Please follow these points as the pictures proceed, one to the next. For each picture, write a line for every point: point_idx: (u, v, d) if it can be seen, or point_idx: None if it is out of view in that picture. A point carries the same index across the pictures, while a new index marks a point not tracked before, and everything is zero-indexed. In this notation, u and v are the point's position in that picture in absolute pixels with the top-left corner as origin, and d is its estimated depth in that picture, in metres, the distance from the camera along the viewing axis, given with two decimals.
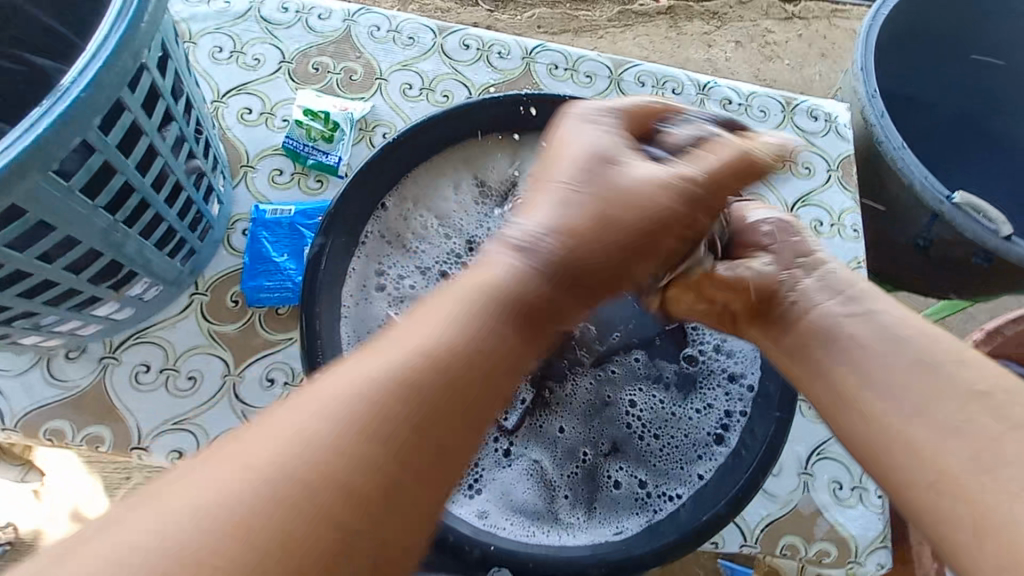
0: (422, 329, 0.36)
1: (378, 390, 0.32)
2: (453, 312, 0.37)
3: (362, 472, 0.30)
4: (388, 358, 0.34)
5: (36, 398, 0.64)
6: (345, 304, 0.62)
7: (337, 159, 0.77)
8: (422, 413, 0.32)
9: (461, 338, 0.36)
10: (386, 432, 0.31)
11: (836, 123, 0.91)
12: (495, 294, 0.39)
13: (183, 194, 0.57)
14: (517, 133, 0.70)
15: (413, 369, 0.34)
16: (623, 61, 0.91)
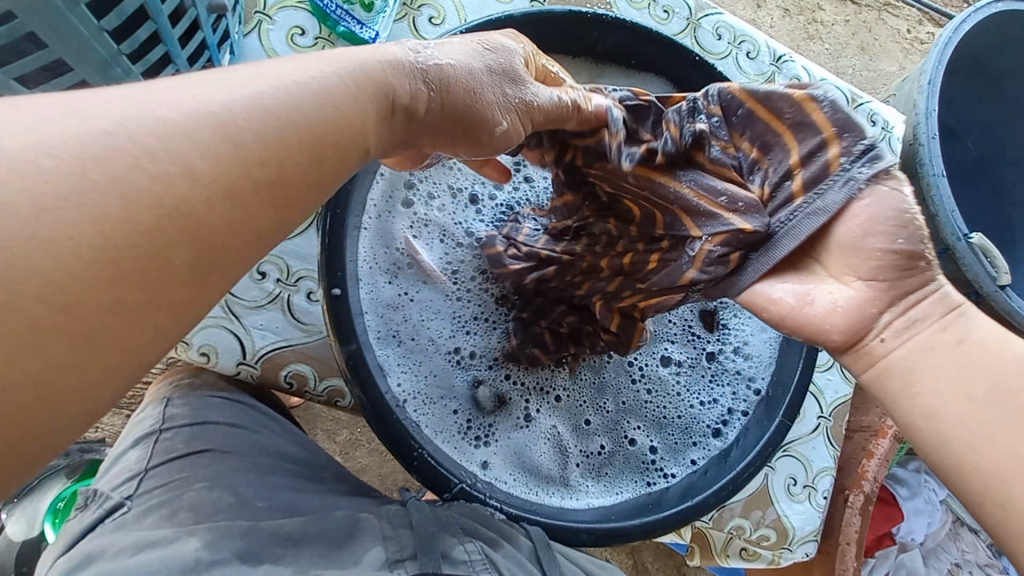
0: (316, 69, 0.32)
1: (227, 131, 0.28)
2: (336, 75, 0.33)
3: (128, 233, 0.25)
4: (265, 77, 0.30)
5: None
6: (367, 216, 0.56)
7: (373, 34, 0.65)
8: (232, 195, 0.28)
9: (333, 95, 0.32)
10: (206, 193, 0.27)
11: (891, 135, 0.88)
12: (375, 78, 0.35)
13: (199, 35, 0.46)
14: (596, 58, 0.63)
15: (249, 121, 0.29)
16: (703, 6, 0.82)
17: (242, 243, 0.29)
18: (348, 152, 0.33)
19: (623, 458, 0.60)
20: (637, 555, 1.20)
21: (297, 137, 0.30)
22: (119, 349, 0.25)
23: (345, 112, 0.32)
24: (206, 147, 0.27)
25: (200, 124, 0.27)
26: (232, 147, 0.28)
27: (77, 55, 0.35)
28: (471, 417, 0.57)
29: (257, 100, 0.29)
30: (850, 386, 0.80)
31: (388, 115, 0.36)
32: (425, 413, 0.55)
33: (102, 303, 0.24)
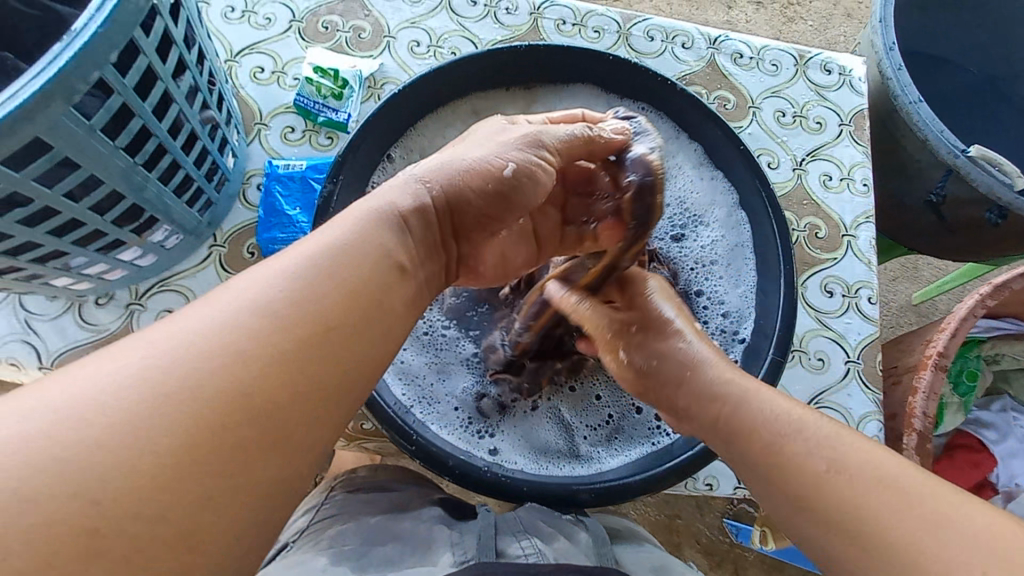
0: (306, 260, 0.38)
1: (242, 333, 0.33)
2: (357, 236, 0.41)
3: (192, 395, 0.31)
4: (292, 270, 0.37)
5: (70, 340, 0.69)
6: None
7: (346, 115, 0.80)
8: (257, 380, 0.33)
9: (334, 262, 0.39)
10: (242, 385, 0.32)
11: (851, 77, 0.90)
12: (374, 229, 0.42)
13: (199, 143, 0.60)
14: (526, 83, 0.72)
15: (273, 320, 0.35)
16: (631, 16, 0.90)
17: (293, 389, 0.34)
18: (349, 316, 0.38)
19: (629, 423, 0.62)
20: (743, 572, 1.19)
21: (298, 312, 0.36)
22: (223, 470, 0.31)
23: (343, 288, 0.38)
24: (245, 360, 0.33)
25: (231, 339, 0.33)
26: (268, 355, 0.34)
27: (103, 169, 0.47)
28: (474, 412, 0.62)
29: (249, 312, 0.34)
30: (874, 324, 0.78)
31: (400, 251, 0.43)
32: (429, 411, 0.60)
33: (203, 447, 0.30)
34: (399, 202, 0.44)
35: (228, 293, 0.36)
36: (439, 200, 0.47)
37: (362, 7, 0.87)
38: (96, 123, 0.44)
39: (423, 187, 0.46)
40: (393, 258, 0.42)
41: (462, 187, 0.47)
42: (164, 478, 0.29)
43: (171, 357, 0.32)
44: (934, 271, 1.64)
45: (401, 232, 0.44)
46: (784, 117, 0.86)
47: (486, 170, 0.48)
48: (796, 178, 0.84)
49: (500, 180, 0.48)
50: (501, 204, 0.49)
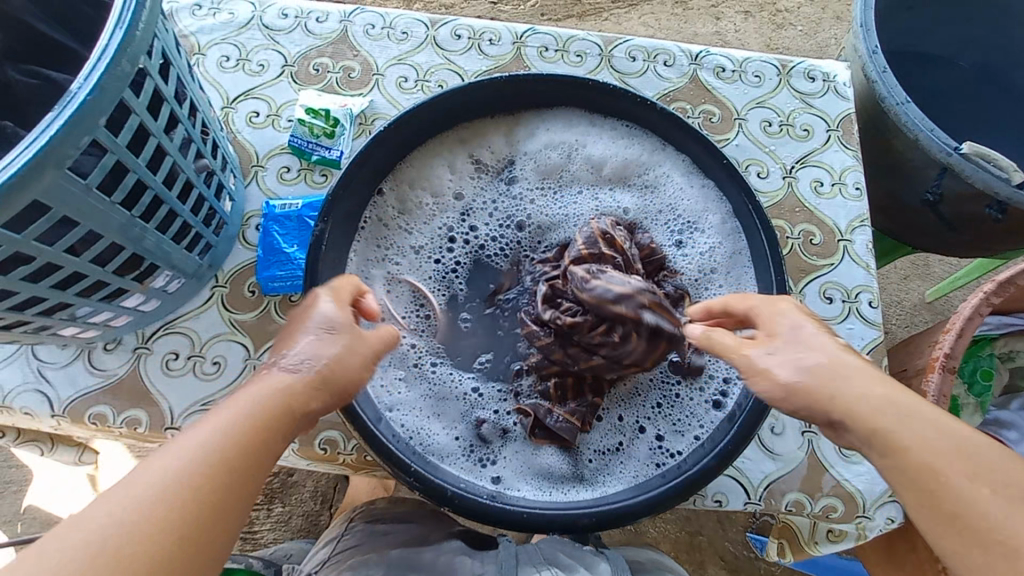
0: (197, 437, 0.42)
1: (136, 526, 0.37)
2: (236, 417, 0.43)
3: None
4: (191, 448, 0.41)
5: (81, 386, 0.71)
6: None
7: (339, 153, 0.82)
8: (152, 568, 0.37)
9: (225, 443, 0.42)
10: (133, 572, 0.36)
11: (835, 83, 0.90)
12: (263, 405, 0.44)
13: (195, 191, 0.62)
14: (509, 110, 0.73)
15: (170, 508, 0.39)
16: (612, 38, 0.92)
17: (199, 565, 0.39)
18: (244, 490, 0.42)
19: (633, 443, 0.61)
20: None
21: (195, 492, 0.40)
22: None
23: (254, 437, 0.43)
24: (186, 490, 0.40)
25: (127, 529, 0.37)
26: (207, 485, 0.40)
27: (101, 224, 0.49)
28: (473, 440, 0.61)
29: (139, 503, 0.38)
30: (877, 329, 0.77)
31: (283, 432, 0.45)
32: (428, 441, 0.60)
33: None
34: (276, 378, 0.46)
35: (129, 476, 0.39)
36: (314, 377, 0.47)
37: (351, 48, 0.91)
38: (92, 181, 0.46)
39: (298, 361, 0.47)
40: (278, 438, 0.45)
41: (332, 386, 0.48)
42: None
43: (72, 552, 0.35)
44: (946, 267, 1.61)
45: (293, 411, 0.46)
46: (771, 126, 0.87)
47: (363, 376, 0.50)
48: (787, 186, 0.84)
49: (350, 388, 0.49)
50: (333, 391, 0.48)
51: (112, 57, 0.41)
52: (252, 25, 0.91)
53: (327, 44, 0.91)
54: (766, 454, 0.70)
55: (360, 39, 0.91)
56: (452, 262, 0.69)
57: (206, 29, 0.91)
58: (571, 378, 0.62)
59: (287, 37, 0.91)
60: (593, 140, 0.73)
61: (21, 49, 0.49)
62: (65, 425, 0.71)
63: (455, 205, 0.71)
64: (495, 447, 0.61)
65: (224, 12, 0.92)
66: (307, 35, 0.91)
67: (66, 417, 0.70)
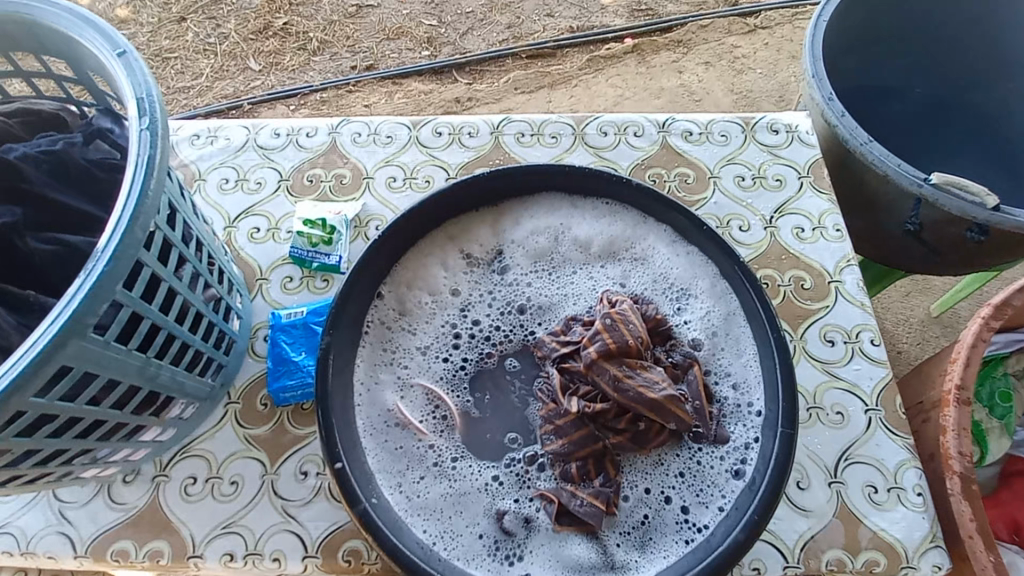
0: None
1: None
2: None
3: None
4: None
5: (101, 523, 0.71)
6: (357, 393, 0.66)
7: (338, 258, 0.86)
8: None
9: None
10: None
11: (798, 132, 0.95)
12: None
13: (205, 320, 0.65)
14: (494, 203, 0.77)
15: None
16: (583, 118, 0.98)
17: None
18: None
19: (661, 519, 0.60)
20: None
21: None
22: None
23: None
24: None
25: None
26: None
27: (120, 372, 0.52)
28: (498, 537, 0.60)
29: None
30: (883, 366, 0.77)
31: None
32: (453, 545, 0.59)
33: None
34: None
35: None
36: None
37: (341, 156, 0.97)
38: (110, 336, 0.48)
39: None
40: None
41: None
42: None
43: None
44: (946, 279, 1.61)
45: None
46: (745, 181, 0.91)
47: None
48: (770, 235, 0.87)
49: None
50: None
51: (127, 227, 0.46)
52: (247, 148, 0.98)
53: (317, 156, 0.97)
54: (796, 512, 0.69)
55: (348, 147, 0.97)
56: (459, 357, 0.70)
57: (205, 156, 0.97)
58: (591, 457, 0.63)
59: (280, 154, 0.97)
60: (577, 221, 0.76)
61: (45, 221, 0.54)
62: (88, 565, 0.71)
63: (455, 299, 0.73)
64: (520, 542, 0.60)
65: (221, 139, 0.98)
66: (299, 150, 0.97)
67: (89, 557, 0.70)
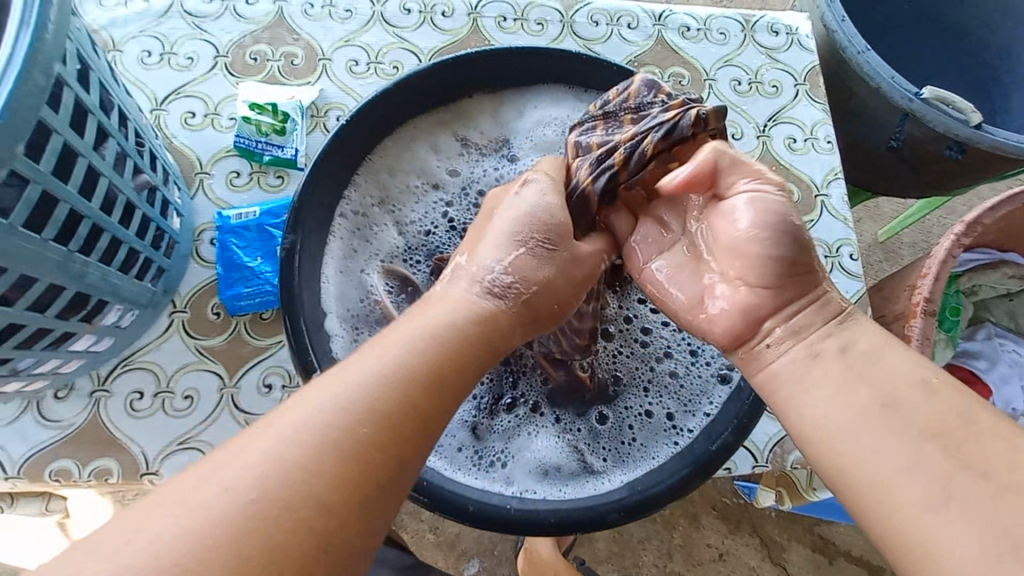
0: (375, 361, 0.39)
1: (338, 450, 0.35)
2: (420, 348, 0.41)
3: (321, 483, 0.34)
4: (383, 358, 0.40)
5: (34, 442, 0.63)
6: (326, 286, 0.59)
7: (293, 151, 0.75)
8: (355, 478, 0.35)
9: (403, 375, 0.39)
10: (367, 462, 0.36)
11: (799, 36, 0.89)
12: (458, 332, 0.44)
13: (138, 213, 0.55)
14: (489, 89, 0.67)
15: (378, 400, 0.38)
16: (572, 2, 0.87)
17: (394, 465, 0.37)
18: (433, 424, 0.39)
19: (644, 426, 0.59)
20: (762, 533, 1.17)
21: (385, 415, 0.37)
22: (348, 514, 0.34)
23: (430, 376, 0.40)
24: (295, 481, 0.33)
25: (295, 450, 0.34)
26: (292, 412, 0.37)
27: (34, 266, 0.43)
28: (475, 444, 0.58)
29: (317, 428, 0.35)
30: (860, 280, 0.78)
31: (478, 360, 0.44)
32: (433, 454, 0.56)
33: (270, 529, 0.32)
34: (460, 303, 0.46)
35: (311, 396, 0.37)
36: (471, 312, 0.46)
37: (290, 31, 0.82)
38: (15, 220, 0.39)
39: (497, 286, 0.48)
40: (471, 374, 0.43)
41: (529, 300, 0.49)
42: (317, 515, 0.33)
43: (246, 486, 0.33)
44: (895, 206, 1.66)
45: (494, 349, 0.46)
46: (740, 86, 0.85)
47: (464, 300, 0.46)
48: (762, 145, 0.83)
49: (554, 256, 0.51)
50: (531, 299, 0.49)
51: (23, 71, 0.35)
52: (171, 13, 0.81)
53: (260, 28, 0.82)
54: (770, 417, 0.72)
55: (299, 21, 0.83)
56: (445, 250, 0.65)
57: (118, 20, 0.80)
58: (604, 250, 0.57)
59: (214, 23, 0.81)
60: (582, 119, 0.69)
61: None
62: (23, 486, 0.64)
63: (453, 187, 0.67)
64: (501, 448, 0.58)
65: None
66: (238, 20, 0.82)
67: (24, 478, 0.63)
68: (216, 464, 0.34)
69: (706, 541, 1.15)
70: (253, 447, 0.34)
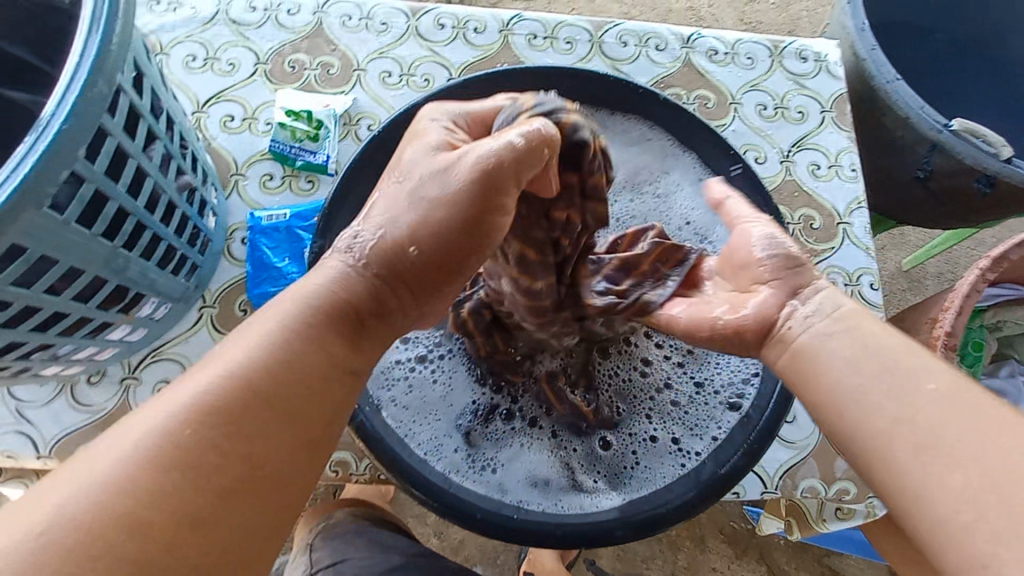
0: (247, 344, 0.40)
1: (194, 434, 0.36)
2: (299, 326, 0.42)
3: (178, 470, 0.35)
4: (252, 340, 0.40)
5: (66, 424, 0.66)
6: None
7: (325, 157, 0.78)
8: (217, 457, 0.36)
9: (275, 354, 0.40)
10: (236, 445, 0.36)
11: (827, 63, 0.89)
12: (327, 307, 0.43)
13: (177, 212, 0.58)
14: None
15: (248, 380, 0.38)
16: (602, 23, 0.89)
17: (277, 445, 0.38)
18: (315, 400, 0.40)
19: (650, 445, 0.60)
20: (769, 560, 1.15)
21: (246, 396, 0.38)
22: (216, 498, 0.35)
23: (315, 353, 0.41)
24: (158, 468, 0.34)
25: (159, 441, 0.35)
26: (253, 385, 0.38)
27: (82, 259, 0.45)
28: (476, 448, 0.59)
29: (181, 415, 0.36)
30: (879, 310, 0.78)
31: (348, 331, 0.44)
32: (437, 456, 0.57)
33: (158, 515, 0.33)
34: (334, 271, 0.45)
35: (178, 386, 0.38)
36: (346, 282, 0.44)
37: (328, 42, 0.85)
38: (69, 216, 0.42)
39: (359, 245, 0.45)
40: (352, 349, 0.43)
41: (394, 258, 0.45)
42: (181, 499, 0.34)
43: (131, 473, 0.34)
44: (922, 236, 1.63)
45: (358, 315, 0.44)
46: (766, 110, 0.86)
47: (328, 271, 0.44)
48: (785, 170, 0.83)
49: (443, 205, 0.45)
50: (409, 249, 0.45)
51: (87, 79, 0.38)
52: (217, 21, 0.85)
53: (300, 38, 0.85)
54: (782, 444, 0.71)
55: (337, 32, 0.86)
56: None
57: (167, 26, 0.84)
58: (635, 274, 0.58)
59: (257, 32, 0.85)
60: (609, 139, 0.70)
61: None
62: (52, 466, 0.67)
63: None
64: (503, 456, 0.59)
65: (186, 7, 0.85)
66: (279, 29, 0.85)
67: (54, 458, 0.65)
68: (102, 450, 0.35)
69: (712, 565, 1.14)
70: (124, 434, 0.35)
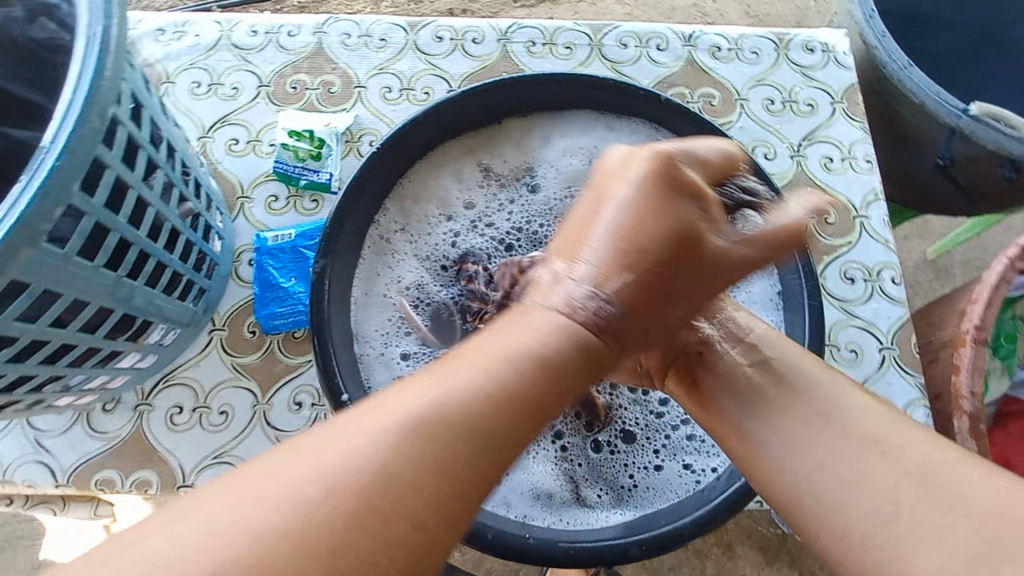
0: (504, 340, 0.36)
1: (386, 468, 0.30)
2: (548, 337, 0.37)
3: (359, 513, 0.28)
4: (493, 348, 0.35)
5: (83, 452, 0.67)
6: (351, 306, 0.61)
7: (328, 175, 0.78)
8: (411, 505, 0.29)
9: (528, 361, 0.35)
10: (428, 493, 0.30)
11: (836, 53, 0.87)
12: (577, 318, 0.38)
13: (182, 238, 0.58)
14: (520, 114, 0.69)
15: (488, 397, 0.33)
16: (601, 26, 0.88)
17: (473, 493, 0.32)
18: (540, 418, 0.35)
19: (660, 464, 0.58)
20: (801, 566, 1.11)
21: (487, 411, 0.33)
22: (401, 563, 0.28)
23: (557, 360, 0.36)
24: (345, 510, 0.28)
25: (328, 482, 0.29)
26: (495, 400, 0.33)
27: (86, 291, 0.45)
28: None
29: (390, 436, 0.30)
30: (903, 306, 0.75)
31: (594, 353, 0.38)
32: None
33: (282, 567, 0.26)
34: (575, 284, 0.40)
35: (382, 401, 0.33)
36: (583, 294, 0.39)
37: (328, 61, 0.86)
38: (70, 249, 0.42)
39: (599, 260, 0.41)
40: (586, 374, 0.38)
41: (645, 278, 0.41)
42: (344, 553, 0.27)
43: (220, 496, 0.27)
44: (946, 224, 1.58)
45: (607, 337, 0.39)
46: (774, 105, 0.84)
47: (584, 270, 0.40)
48: (796, 165, 0.81)
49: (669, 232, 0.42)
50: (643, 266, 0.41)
51: (80, 114, 0.38)
52: (219, 46, 0.86)
53: (301, 59, 0.86)
54: None
55: (337, 50, 0.86)
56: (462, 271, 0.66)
57: (171, 54, 0.85)
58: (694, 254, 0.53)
59: (259, 55, 0.86)
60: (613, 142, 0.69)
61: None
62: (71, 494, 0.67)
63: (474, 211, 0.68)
64: (513, 474, 0.58)
65: (189, 35, 0.86)
66: (280, 51, 0.86)
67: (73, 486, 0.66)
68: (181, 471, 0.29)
69: (742, 572, 1.10)
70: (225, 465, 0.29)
